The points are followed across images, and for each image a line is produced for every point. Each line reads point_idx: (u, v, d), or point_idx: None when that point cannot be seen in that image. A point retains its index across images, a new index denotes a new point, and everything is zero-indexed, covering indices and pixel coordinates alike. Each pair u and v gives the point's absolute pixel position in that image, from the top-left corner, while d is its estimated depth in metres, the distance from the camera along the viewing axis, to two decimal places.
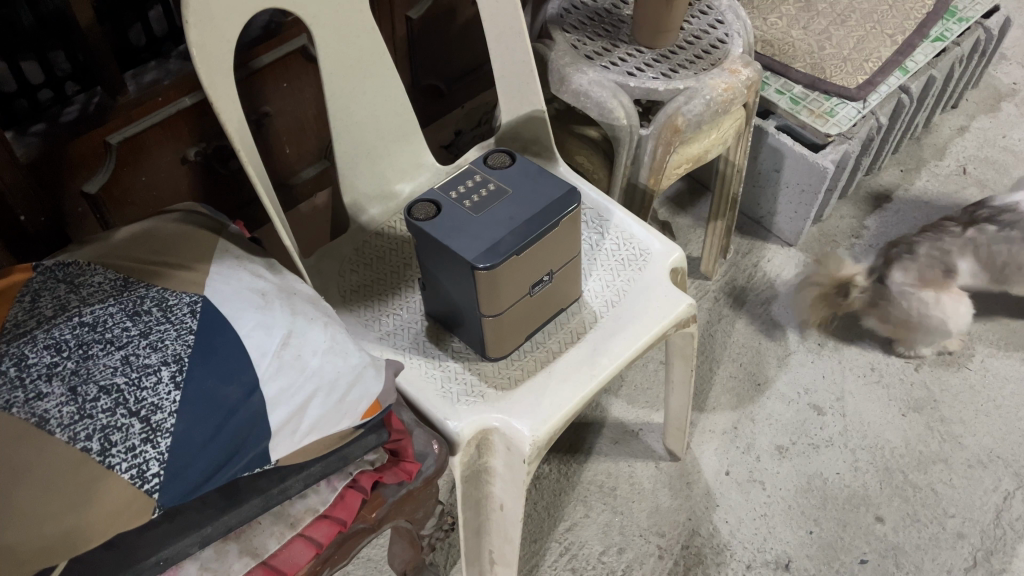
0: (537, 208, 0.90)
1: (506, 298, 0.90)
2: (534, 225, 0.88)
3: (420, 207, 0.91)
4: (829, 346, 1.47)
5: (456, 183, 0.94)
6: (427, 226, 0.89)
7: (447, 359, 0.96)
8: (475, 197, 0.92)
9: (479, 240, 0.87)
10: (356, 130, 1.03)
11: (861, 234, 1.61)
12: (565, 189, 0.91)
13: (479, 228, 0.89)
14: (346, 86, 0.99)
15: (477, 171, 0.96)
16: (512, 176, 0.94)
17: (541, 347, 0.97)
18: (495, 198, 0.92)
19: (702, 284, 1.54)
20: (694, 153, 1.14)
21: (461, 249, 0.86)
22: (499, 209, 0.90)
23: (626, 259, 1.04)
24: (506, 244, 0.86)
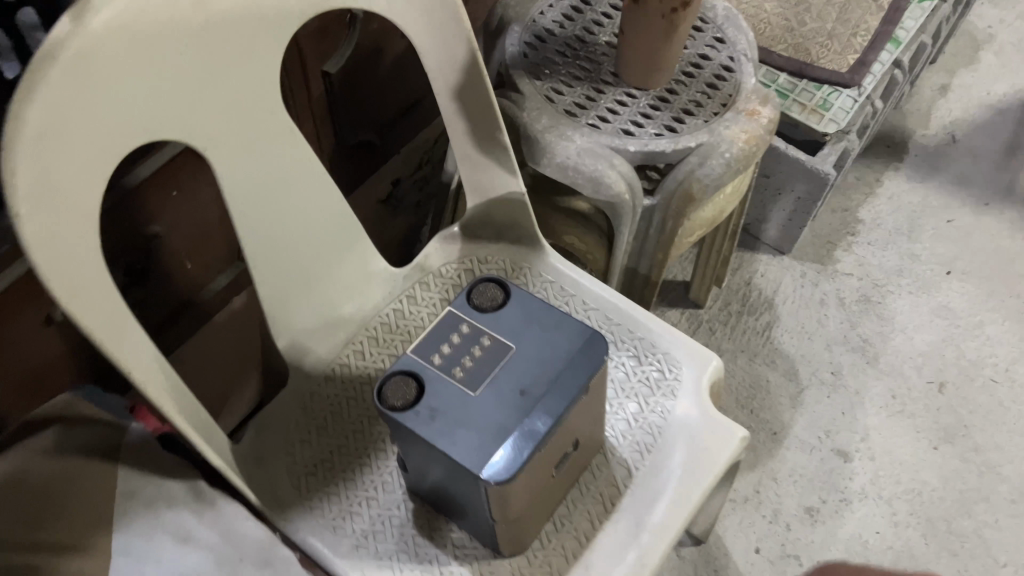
0: (557, 373, 0.66)
1: (524, 498, 0.67)
2: (559, 400, 0.65)
3: (396, 385, 0.66)
4: (843, 376, 1.30)
5: (440, 338, 0.69)
6: (411, 419, 0.64)
7: (448, 563, 0.74)
8: (466, 361, 0.68)
9: (488, 436, 0.64)
10: (282, 259, 0.76)
11: (856, 230, 1.45)
12: (587, 338, 0.68)
13: (486, 414, 0.65)
14: (263, 210, 0.73)
15: (464, 317, 0.71)
16: (512, 322, 0.70)
17: (567, 526, 0.75)
18: (497, 359, 0.68)
19: (693, 313, 1.34)
20: (709, 216, 0.91)
21: (469, 454, 0.63)
22: (508, 378, 0.67)
23: (651, 382, 0.82)
24: (527, 437, 0.63)
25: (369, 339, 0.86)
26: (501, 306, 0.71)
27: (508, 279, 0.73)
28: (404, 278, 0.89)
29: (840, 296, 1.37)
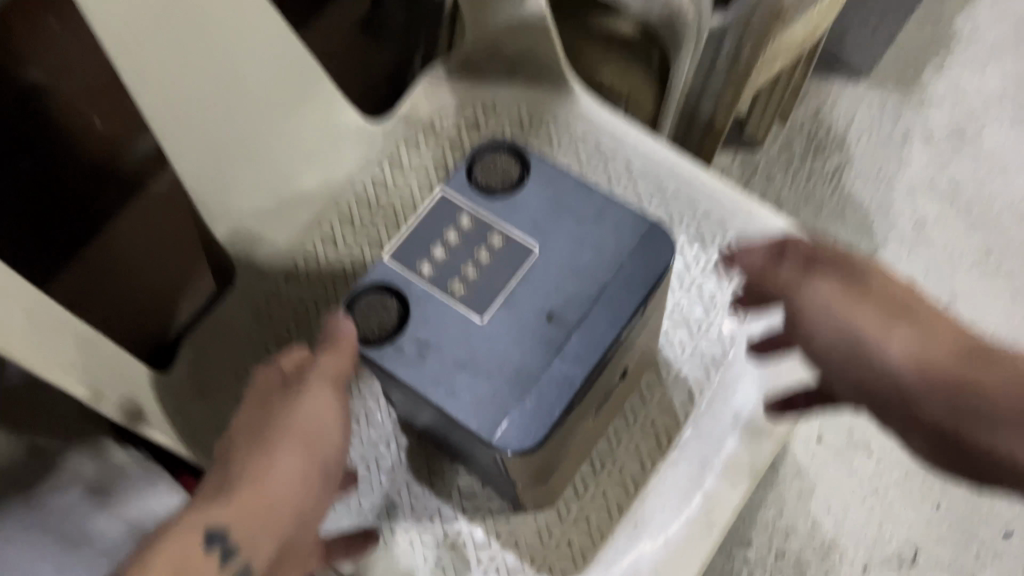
0: (599, 288, 0.45)
1: (553, 457, 0.48)
2: (604, 328, 0.44)
3: (369, 308, 0.46)
4: (927, 230, 1.07)
5: (431, 235, 0.49)
6: (389, 358, 0.45)
7: (455, 519, 0.56)
8: (468, 271, 0.47)
9: (501, 382, 0.44)
10: (209, 124, 0.54)
11: (950, 49, 1.18)
12: (642, 235, 0.47)
13: (498, 349, 0.45)
14: (163, 52, 0.49)
15: (465, 204, 0.49)
16: (534, 209, 0.49)
17: (610, 467, 0.57)
18: (512, 266, 0.47)
19: (747, 155, 1.10)
20: (798, 38, 0.67)
21: (473, 412, 0.43)
22: (529, 295, 0.46)
23: (719, 271, 0.62)
24: (557, 386, 0.43)
25: (341, 220, 0.65)
26: (517, 185, 0.50)
27: (526, 145, 0.51)
28: (384, 134, 0.66)
29: (928, 131, 1.13)
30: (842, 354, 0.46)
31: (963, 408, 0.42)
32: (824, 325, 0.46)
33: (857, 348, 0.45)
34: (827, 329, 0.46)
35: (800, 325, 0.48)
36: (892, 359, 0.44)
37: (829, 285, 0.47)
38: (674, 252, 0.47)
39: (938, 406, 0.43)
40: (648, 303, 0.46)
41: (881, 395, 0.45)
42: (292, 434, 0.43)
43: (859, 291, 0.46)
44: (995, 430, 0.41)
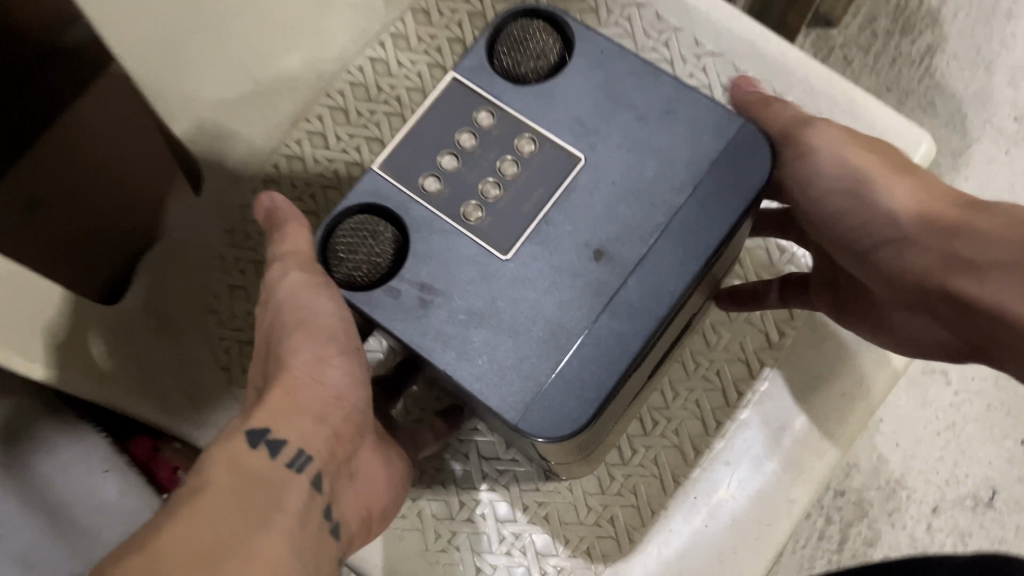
0: (672, 215, 0.33)
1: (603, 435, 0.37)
2: (673, 273, 0.32)
3: (353, 238, 0.34)
4: None
5: (437, 136, 0.36)
6: (382, 308, 0.33)
7: (472, 487, 0.46)
8: (488, 187, 0.35)
9: (532, 344, 0.32)
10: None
11: None
12: (730, 142, 0.34)
13: (530, 297, 0.33)
14: None
15: (483, 93, 0.36)
16: (580, 100, 0.35)
17: (664, 427, 0.47)
18: (549, 180, 0.34)
19: None
20: None
21: (495, 384, 0.32)
22: (571, 222, 0.34)
23: None
24: (611, 351, 0.32)
25: (332, 111, 0.52)
26: (558, 68, 0.36)
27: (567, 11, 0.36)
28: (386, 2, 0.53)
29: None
30: (841, 199, 0.38)
31: (954, 257, 0.34)
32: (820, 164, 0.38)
33: (862, 190, 0.37)
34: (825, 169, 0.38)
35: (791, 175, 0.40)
36: (896, 205, 0.36)
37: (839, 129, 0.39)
38: (773, 164, 0.34)
39: (932, 256, 0.35)
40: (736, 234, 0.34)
41: (876, 244, 0.37)
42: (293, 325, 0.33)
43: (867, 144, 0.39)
44: (977, 279, 0.32)
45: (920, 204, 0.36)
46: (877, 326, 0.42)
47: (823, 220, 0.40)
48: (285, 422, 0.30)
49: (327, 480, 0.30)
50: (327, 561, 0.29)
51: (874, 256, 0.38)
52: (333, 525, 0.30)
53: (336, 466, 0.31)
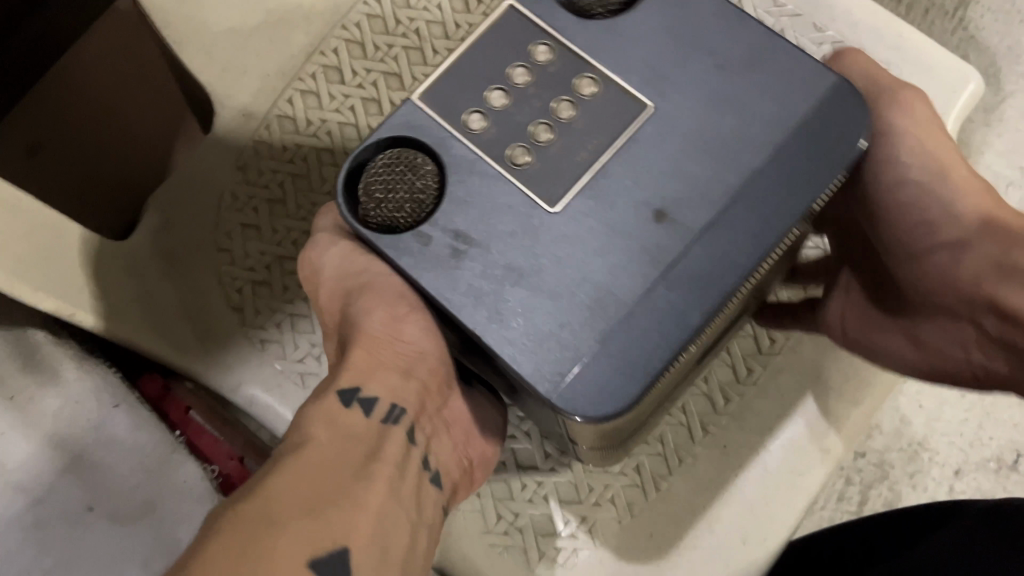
0: (748, 174, 0.29)
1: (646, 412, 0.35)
2: (745, 238, 0.28)
3: (389, 169, 0.31)
4: None
5: (484, 74, 0.32)
6: (411, 255, 0.29)
7: None
8: (540, 129, 0.31)
9: (576, 310, 0.28)
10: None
11: None
12: (810, 87, 0.30)
13: (581, 259, 0.29)
14: None
15: (542, 25, 0.32)
16: (648, 40, 0.31)
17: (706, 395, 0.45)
18: (614, 125, 0.30)
19: None
20: None
21: (531, 350, 0.28)
22: (631, 173, 0.30)
23: None
24: (663, 324, 0.27)
25: (349, 45, 0.49)
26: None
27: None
28: None
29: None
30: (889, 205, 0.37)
31: (1007, 265, 0.33)
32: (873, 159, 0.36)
33: (928, 179, 0.36)
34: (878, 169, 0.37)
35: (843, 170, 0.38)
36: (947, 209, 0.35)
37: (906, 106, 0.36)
38: (870, 126, 0.29)
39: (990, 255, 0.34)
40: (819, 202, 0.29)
41: (920, 248, 0.37)
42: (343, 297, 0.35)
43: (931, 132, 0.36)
44: None
45: (984, 209, 0.35)
46: (893, 336, 0.40)
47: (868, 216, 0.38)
48: (370, 379, 0.32)
49: (420, 432, 0.33)
50: (428, 505, 0.31)
51: (923, 258, 0.37)
52: (431, 472, 0.33)
53: (425, 411, 0.34)
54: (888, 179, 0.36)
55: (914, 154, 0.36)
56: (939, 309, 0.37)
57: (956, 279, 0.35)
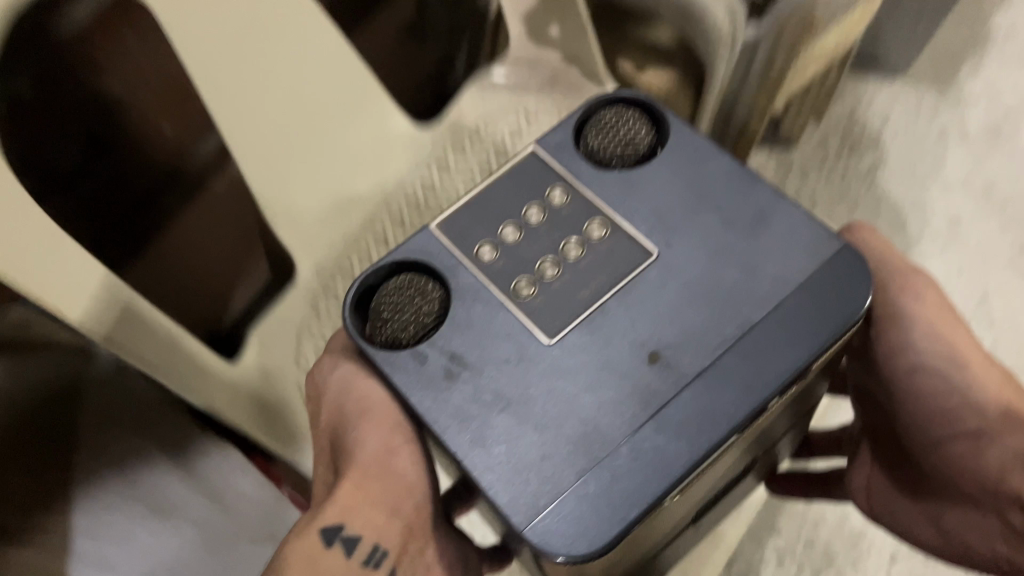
0: (741, 330, 0.41)
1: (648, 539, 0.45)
2: (732, 392, 0.39)
3: (405, 296, 0.44)
4: (963, 225, 1.06)
5: (507, 214, 0.46)
6: (405, 372, 0.41)
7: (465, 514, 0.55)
8: (546, 270, 0.44)
9: (555, 442, 0.39)
10: (273, 146, 0.62)
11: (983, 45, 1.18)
12: (786, 253, 0.43)
13: (569, 394, 0.40)
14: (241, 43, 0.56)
15: (556, 169, 0.47)
16: (654, 189, 0.46)
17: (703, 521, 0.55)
18: (614, 266, 0.43)
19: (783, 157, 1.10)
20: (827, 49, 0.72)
21: (510, 476, 0.38)
22: (626, 324, 0.42)
23: None
24: (644, 479, 0.37)
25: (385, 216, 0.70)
26: (643, 156, 0.47)
27: (651, 99, 0.48)
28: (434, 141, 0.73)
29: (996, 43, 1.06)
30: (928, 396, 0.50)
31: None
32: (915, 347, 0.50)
33: (949, 368, 0.49)
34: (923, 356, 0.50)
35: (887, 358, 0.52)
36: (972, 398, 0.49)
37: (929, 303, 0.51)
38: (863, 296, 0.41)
39: (1010, 454, 0.47)
40: (809, 370, 0.41)
41: (950, 434, 0.50)
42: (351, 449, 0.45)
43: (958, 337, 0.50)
44: None
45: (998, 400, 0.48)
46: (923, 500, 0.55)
47: (906, 397, 0.52)
48: (354, 517, 0.42)
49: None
50: None
51: (948, 444, 0.50)
52: None
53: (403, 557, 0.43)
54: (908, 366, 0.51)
55: (939, 356, 0.50)
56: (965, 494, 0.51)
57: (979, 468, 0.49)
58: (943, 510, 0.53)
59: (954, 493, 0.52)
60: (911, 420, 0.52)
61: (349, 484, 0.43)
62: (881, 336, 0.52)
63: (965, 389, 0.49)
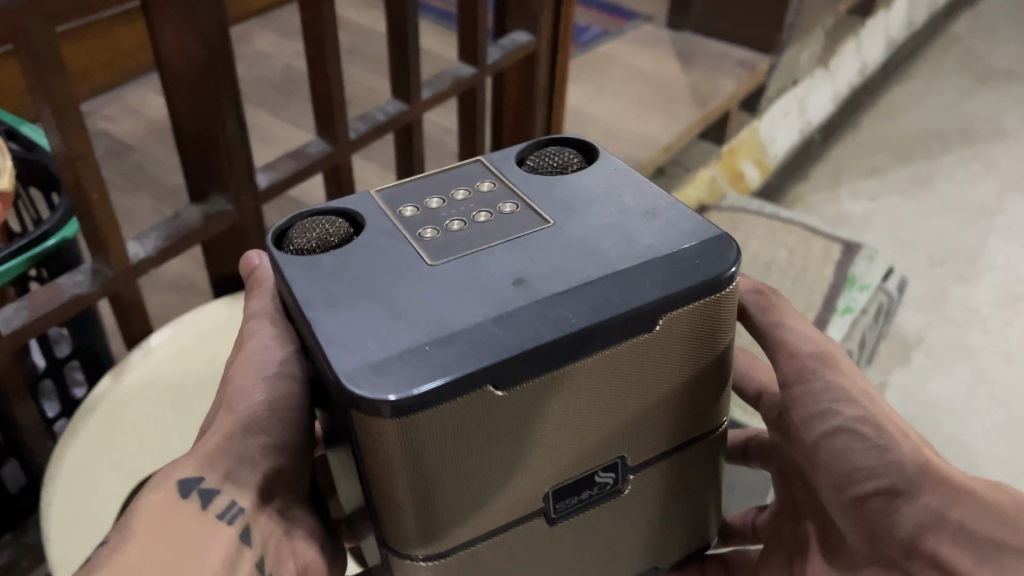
0: (602, 270, 0.51)
1: (494, 491, 0.51)
2: (560, 312, 0.48)
3: (325, 232, 0.56)
4: None
5: (434, 192, 0.60)
6: (293, 273, 0.52)
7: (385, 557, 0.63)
8: (448, 223, 0.56)
9: (403, 323, 0.48)
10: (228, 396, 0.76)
11: None
12: (652, 233, 0.55)
13: (432, 299, 0.50)
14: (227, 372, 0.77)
15: (494, 169, 0.62)
16: (571, 183, 0.60)
17: (598, 549, 0.59)
18: (517, 226, 0.56)
19: None
20: None
21: (339, 344, 0.47)
22: (499, 261, 0.52)
23: None
24: (481, 353, 0.46)
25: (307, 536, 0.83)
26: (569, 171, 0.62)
27: (579, 136, 0.66)
28: None
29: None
30: (841, 464, 0.60)
31: (940, 517, 0.56)
32: (836, 405, 0.61)
33: (870, 429, 0.59)
34: (847, 417, 0.60)
35: (816, 423, 0.62)
36: (898, 457, 0.58)
37: (841, 380, 0.62)
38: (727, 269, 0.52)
39: (927, 511, 0.56)
40: (665, 317, 0.50)
41: (867, 495, 0.59)
42: (229, 416, 0.57)
43: (878, 419, 0.60)
44: (966, 554, 0.54)
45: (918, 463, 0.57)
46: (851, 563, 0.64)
47: (833, 458, 0.61)
48: (209, 470, 0.53)
49: (252, 534, 0.53)
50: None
51: (866, 500, 0.59)
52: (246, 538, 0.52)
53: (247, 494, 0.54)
54: (829, 426, 0.61)
55: (857, 419, 0.60)
56: (880, 552, 0.61)
57: (895, 527, 0.58)
58: (860, 566, 0.63)
59: (873, 546, 0.61)
60: (835, 483, 0.61)
61: (218, 437, 0.56)
62: (801, 400, 0.63)
63: (884, 448, 0.58)
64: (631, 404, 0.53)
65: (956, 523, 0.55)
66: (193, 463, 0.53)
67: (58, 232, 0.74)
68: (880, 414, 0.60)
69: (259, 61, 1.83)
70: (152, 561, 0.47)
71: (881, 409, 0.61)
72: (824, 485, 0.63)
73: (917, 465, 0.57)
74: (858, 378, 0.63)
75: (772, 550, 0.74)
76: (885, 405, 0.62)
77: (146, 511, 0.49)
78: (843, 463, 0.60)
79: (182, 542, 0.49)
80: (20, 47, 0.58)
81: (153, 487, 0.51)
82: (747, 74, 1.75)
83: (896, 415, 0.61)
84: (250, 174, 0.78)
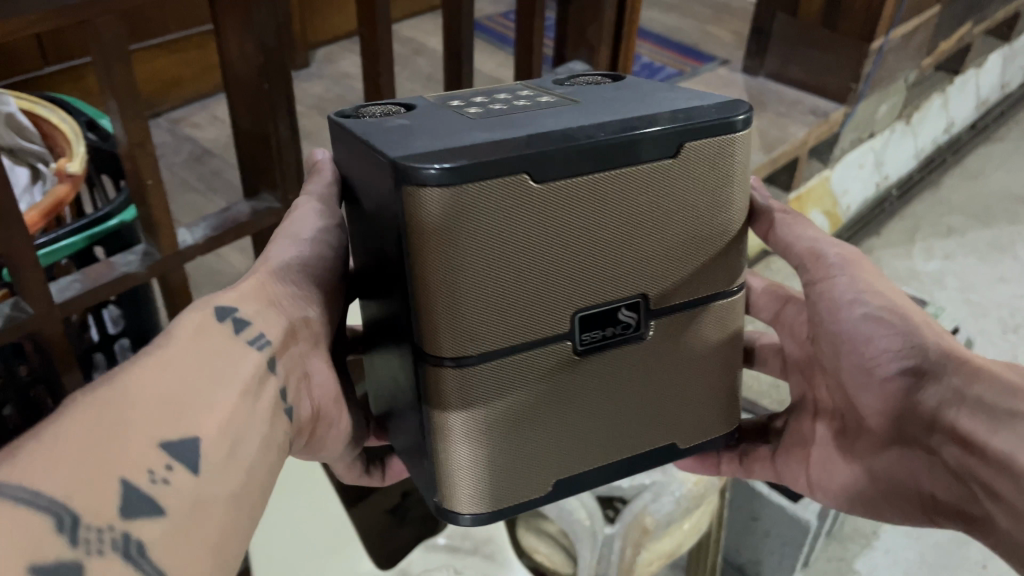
0: (629, 112, 0.54)
1: (524, 300, 0.52)
2: (588, 129, 0.51)
3: (386, 109, 0.60)
4: None
5: (475, 95, 0.64)
6: (347, 124, 0.57)
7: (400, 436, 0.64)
8: (488, 104, 0.60)
9: (445, 135, 0.51)
10: None
11: None
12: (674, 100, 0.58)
13: (471, 127, 0.53)
14: None
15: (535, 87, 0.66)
16: (604, 90, 0.64)
17: (617, 414, 0.59)
18: (552, 103, 0.59)
19: None
20: (669, 547, 0.98)
21: (388, 146, 0.50)
22: (535, 114, 0.55)
23: None
24: (516, 143, 0.49)
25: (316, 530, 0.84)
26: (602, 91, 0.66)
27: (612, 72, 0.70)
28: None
29: (977, 567, 1.21)
30: (864, 348, 0.63)
31: (961, 393, 0.57)
32: (862, 295, 0.64)
33: (891, 316, 0.62)
34: (870, 302, 0.63)
35: (837, 310, 0.65)
36: (922, 342, 0.61)
37: (865, 275, 0.65)
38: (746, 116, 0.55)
39: (950, 390, 0.57)
40: (684, 146, 0.52)
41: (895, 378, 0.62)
42: (260, 265, 0.61)
43: (901, 311, 0.62)
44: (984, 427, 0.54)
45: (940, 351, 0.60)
46: (870, 458, 0.67)
47: (856, 339, 0.63)
48: (245, 305, 0.56)
49: (275, 365, 0.55)
50: (257, 405, 0.51)
51: (892, 380, 0.62)
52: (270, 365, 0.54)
53: (272, 321, 0.56)
54: (853, 315, 0.64)
55: (882, 308, 0.63)
56: (903, 440, 0.63)
57: (919, 405, 0.60)
58: (876, 455, 0.66)
59: (895, 432, 0.64)
60: (861, 367, 0.64)
61: (255, 279, 0.59)
62: (825, 294, 0.65)
63: (910, 333, 0.61)
64: (654, 232, 0.54)
65: (974, 399, 0.56)
66: (233, 296, 0.56)
67: (119, 215, 0.81)
68: (903, 308, 0.63)
69: (339, 82, 1.91)
70: (186, 367, 0.48)
71: (904, 306, 0.63)
72: (850, 377, 0.66)
73: (940, 350, 0.60)
74: (884, 279, 0.66)
75: (780, 455, 0.75)
76: (907, 305, 0.64)
77: (186, 326, 0.51)
78: (868, 347, 0.63)
79: (217, 353, 0.51)
80: (94, 46, 0.65)
81: (193, 308, 0.54)
82: (819, 122, 1.71)
83: (920, 314, 0.64)
84: (299, 179, 0.84)
